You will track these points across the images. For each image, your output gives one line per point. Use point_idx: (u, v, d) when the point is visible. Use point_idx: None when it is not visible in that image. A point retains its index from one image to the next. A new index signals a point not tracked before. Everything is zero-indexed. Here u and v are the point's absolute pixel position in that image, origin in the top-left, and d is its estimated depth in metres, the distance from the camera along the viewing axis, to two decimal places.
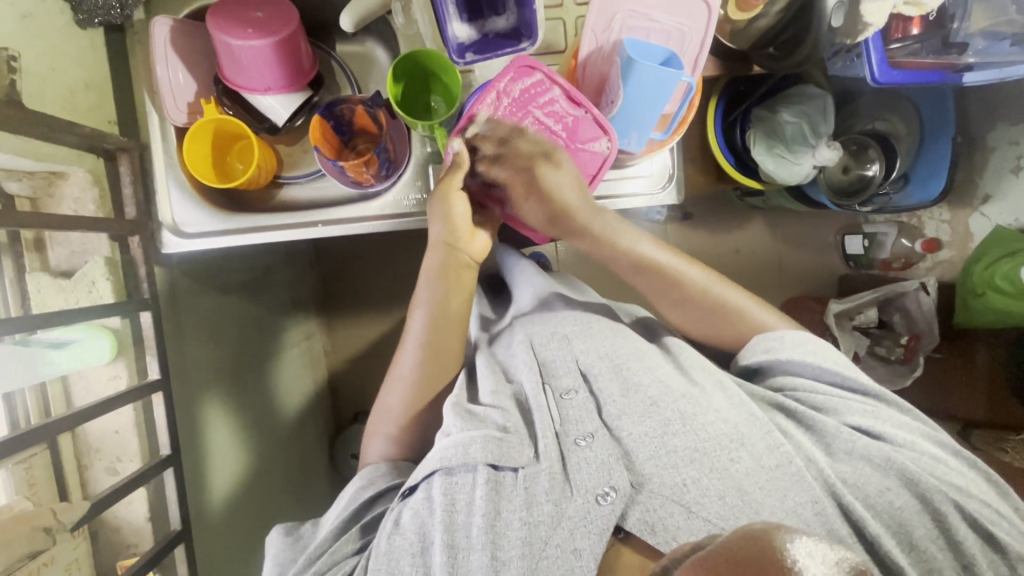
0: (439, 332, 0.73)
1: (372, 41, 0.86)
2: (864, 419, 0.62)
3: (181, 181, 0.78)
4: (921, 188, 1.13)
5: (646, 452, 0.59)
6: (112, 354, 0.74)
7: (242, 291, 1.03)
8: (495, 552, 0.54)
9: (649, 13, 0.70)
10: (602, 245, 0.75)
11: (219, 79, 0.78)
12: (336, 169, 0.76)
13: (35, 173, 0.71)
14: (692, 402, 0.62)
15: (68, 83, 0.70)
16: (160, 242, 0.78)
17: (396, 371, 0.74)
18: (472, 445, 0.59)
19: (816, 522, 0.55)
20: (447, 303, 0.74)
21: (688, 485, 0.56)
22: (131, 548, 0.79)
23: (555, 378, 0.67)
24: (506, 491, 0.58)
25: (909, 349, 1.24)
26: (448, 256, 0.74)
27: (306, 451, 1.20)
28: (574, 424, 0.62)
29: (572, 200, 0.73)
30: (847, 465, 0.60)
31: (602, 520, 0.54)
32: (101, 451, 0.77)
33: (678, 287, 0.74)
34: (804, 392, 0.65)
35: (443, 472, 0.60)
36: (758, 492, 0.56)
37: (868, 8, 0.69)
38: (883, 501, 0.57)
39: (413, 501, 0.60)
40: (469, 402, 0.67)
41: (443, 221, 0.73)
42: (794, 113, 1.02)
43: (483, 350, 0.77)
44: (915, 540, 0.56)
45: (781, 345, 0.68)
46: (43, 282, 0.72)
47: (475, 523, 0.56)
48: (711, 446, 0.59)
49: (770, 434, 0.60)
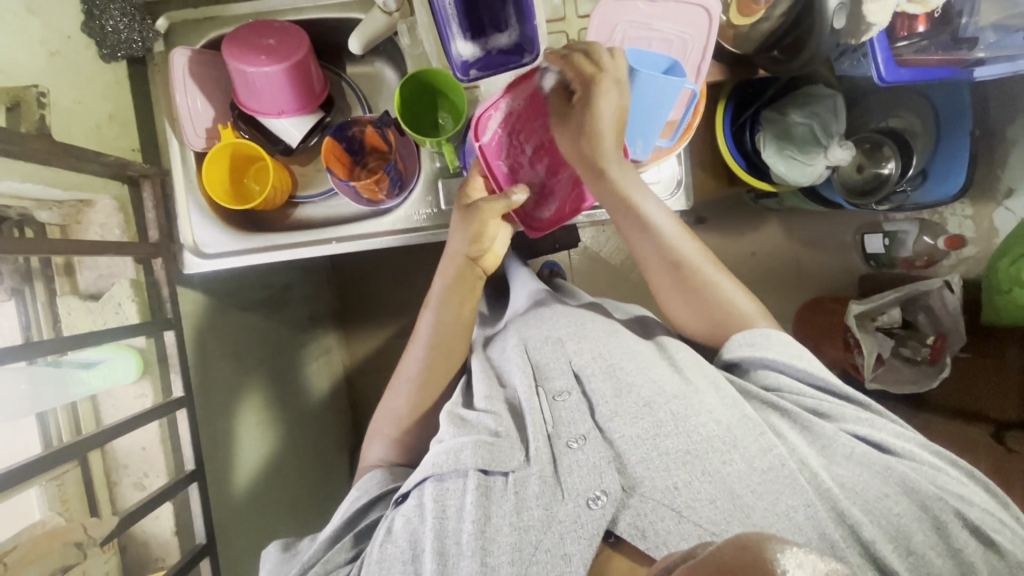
0: (448, 335, 0.75)
1: (381, 62, 0.89)
2: (857, 425, 0.61)
3: (199, 204, 0.81)
4: (943, 182, 1.09)
5: (637, 456, 0.58)
6: (138, 372, 0.77)
7: (261, 308, 1.05)
8: (485, 558, 0.54)
9: (650, 22, 0.71)
10: (618, 203, 0.70)
11: (235, 104, 0.81)
12: (348, 188, 0.79)
13: (64, 202, 0.74)
14: (684, 403, 0.62)
15: (94, 115, 0.73)
16: (182, 263, 0.81)
17: (401, 373, 0.76)
18: (463, 450, 0.60)
19: (808, 526, 0.53)
20: (457, 310, 0.75)
21: (679, 488, 0.56)
22: (158, 562, 0.81)
23: (548, 381, 0.68)
24: (496, 496, 0.58)
25: (935, 350, 1.19)
26: (464, 269, 0.75)
27: (327, 462, 1.22)
28: (567, 425, 0.62)
29: (607, 126, 0.68)
30: (842, 468, 0.59)
31: (592, 524, 0.54)
32: (128, 466, 0.79)
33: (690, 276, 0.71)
34: (792, 392, 0.64)
35: (434, 479, 0.61)
36: (750, 495, 0.55)
37: (870, 7, 0.69)
38: (881, 507, 0.56)
39: (405, 509, 0.61)
40: (464, 408, 0.68)
41: (463, 236, 0.73)
42: (804, 114, 1.01)
43: (478, 352, 0.78)
44: (913, 546, 0.54)
45: (767, 343, 0.66)
46: (73, 305, 0.75)
47: (464, 529, 0.56)
48: (703, 449, 0.58)
49: (762, 436, 0.59)
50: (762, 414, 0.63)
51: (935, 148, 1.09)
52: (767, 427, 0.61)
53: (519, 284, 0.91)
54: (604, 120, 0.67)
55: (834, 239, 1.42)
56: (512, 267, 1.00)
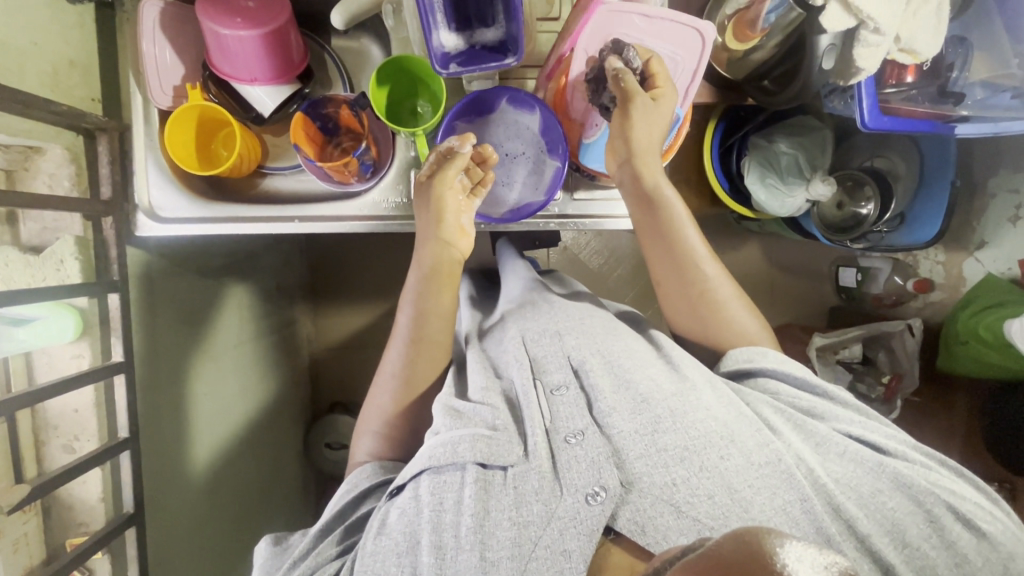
0: (427, 328, 0.73)
1: (367, 39, 0.86)
2: (851, 426, 0.63)
3: (160, 165, 0.78)
4: (916, 231, 1.09)
5: (636, 451, 0.58)
6: (75, 333, 0.73)
7: (222, 275, 1.03)
8: (484, 552, 0.53)
9: (643, 38, 0.70)
10: (654, 221, 0.72)
11: (207, 65, 0.77)
12: (315, 168, 0.75)
13: (11, 147, 0.69)
14: (682, 401, 0.62)
15: (52, 59, 0.69)
16: (134, 224, 0.78)
17: (384, 370, 0.75)
18: (460, 443, 0.59)
19: (805, 520, 0.54)
20: (437, 300, 0.73)
21: (677, 484, 0.56)
22: (81, 527, 0.79)
23: (546, 374, 0.67)
24: (495, 490, 0.57)
25: (890, 389, 1.23)
26: (437, 252, 0.73)
27: (280, 435, 1.21)
28: (564, 421, 0.62)
29: (650, 140, 0.68)
30: (837, 465, 0.59)
31: (592, 519, 0.54)
32: (58, 428, 0.76)
33: (692, 275, 0.72)
34: (789, 397, 0.65)
35: (431, 471, 0.59)
36: (748, 490, 0.55)
37: (859, 53, 0.65)
38: (876, 502, 0.56)
39: (401, 501, 0.59)
40: (458, 399, 0.67)
41: (435, 213, 0.72)
42: (790, 144, 1.03)
43: (474, 346, 0.77)
44: (908, 539, 0.54)
45: (762, 358, 0.68)
46: (13, 257, 0.69)
47: (463, 522, 0.55)
48: (701, 444, 0.58)
49: (759, 432, 0.60)
50: (762, 412, 0.63)
51: (915, 194, 1.09)
52: (764, 424, 0.62)
53: (512, 275, 0.92)
54: (641, 139, 0.68)
55: (807, 268, 1.43)
56: (505, 258, 0.99)
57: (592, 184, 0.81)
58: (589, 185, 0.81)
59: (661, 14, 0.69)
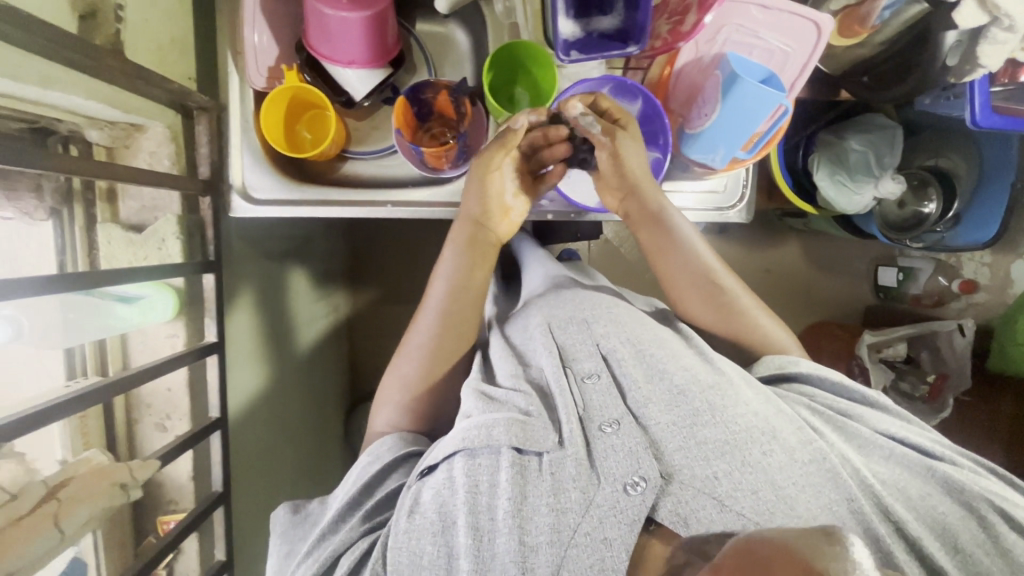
0: (460, 306, 0.73)
1: (454, 23, 0.85)
2: (890, 426, 0.64)
3: (252, 146, 0.78)
4: (974, 229, 1.10)
5: (673, 443, 0.58)
6: (174, 312, 0.73)
7: (284, 260, 1.03)
8: (523, 536, 0.53)
9: (757, 30, 0.71)
10: (675, 245, 0.75)
11: (302, 47, 0.76)
12: (414, 151, 0.76)
13: (116, 123, 0.68)
14: (720, 394, 0.62)
15: (160, 36, 0.69)
16: (229, 206, 0.78)
17: (411, 340, 0.74)
18: (496, 427, 0.59)
19: (849, 518, 0.54)
20: (470, 278, 0.75)
21: (718, 478, 0.56)
22: (171, 505, 0.79)
23: (577, 362, 0.67)
24: (531, 476, 0.57)
25: (934, 389, 1.24)
26: (475, 234, 0.75)
27: (324, 420, 1.22)
28: (598, 409, 0.62)
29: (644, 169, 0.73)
30: (880, 465, 0.60)
31: (633, 509, 0.54)
32: (151, 406, 0.77)
33: (718, 292, 0.74)
34: (825, 401, 0.66)
35: (465, 453, 0.59)
36: (792, 488, 0.55)
37: (983, 50, 0.65)
38: (925, 505, 0.57)
39: (434, 481, 0.59)
40: (488, 385, 0.68)
41: (480, 195, 0.74)
42: (862, 141, 1.02)
43: (497, 332, 0.78)
44: (959, 543, 0.54)
45: (795, 364, 0.69)
46: (115, 234, 0.71)
47: (500, 505, 0.55)
48: (742, 440, 0.58)
49: (801, 430, 0.60)
50: (801, 411, 0.64)
51: (973, 194, 1.10)
52: (807, 423, 0.62)
53: (533, 266, 0.90)
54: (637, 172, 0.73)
55: (847, 267, 1.45)
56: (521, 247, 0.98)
57: (682, 174, 0.81)
58: (679, 176, 0.82)
59: (779, 5, 0.68)
